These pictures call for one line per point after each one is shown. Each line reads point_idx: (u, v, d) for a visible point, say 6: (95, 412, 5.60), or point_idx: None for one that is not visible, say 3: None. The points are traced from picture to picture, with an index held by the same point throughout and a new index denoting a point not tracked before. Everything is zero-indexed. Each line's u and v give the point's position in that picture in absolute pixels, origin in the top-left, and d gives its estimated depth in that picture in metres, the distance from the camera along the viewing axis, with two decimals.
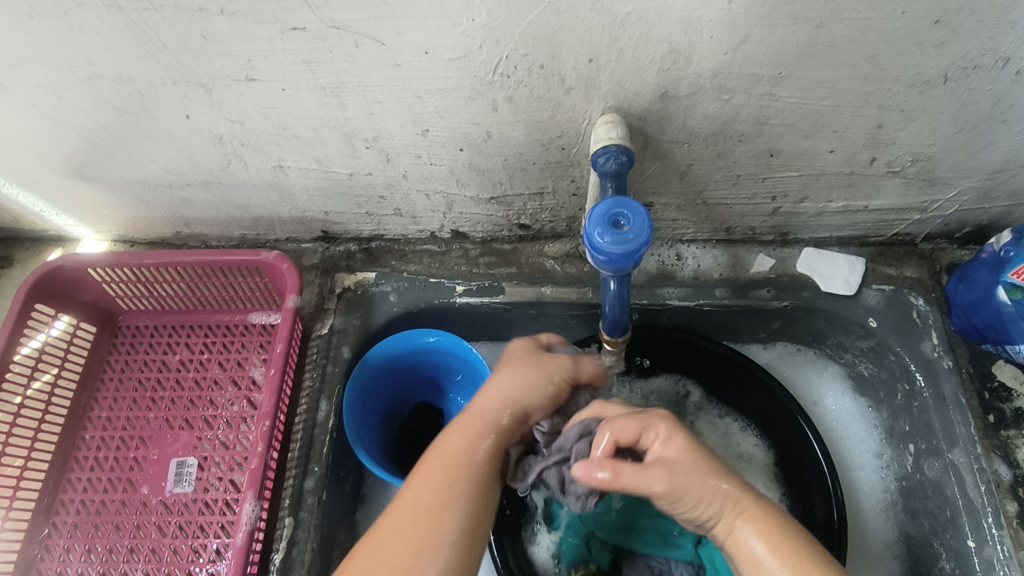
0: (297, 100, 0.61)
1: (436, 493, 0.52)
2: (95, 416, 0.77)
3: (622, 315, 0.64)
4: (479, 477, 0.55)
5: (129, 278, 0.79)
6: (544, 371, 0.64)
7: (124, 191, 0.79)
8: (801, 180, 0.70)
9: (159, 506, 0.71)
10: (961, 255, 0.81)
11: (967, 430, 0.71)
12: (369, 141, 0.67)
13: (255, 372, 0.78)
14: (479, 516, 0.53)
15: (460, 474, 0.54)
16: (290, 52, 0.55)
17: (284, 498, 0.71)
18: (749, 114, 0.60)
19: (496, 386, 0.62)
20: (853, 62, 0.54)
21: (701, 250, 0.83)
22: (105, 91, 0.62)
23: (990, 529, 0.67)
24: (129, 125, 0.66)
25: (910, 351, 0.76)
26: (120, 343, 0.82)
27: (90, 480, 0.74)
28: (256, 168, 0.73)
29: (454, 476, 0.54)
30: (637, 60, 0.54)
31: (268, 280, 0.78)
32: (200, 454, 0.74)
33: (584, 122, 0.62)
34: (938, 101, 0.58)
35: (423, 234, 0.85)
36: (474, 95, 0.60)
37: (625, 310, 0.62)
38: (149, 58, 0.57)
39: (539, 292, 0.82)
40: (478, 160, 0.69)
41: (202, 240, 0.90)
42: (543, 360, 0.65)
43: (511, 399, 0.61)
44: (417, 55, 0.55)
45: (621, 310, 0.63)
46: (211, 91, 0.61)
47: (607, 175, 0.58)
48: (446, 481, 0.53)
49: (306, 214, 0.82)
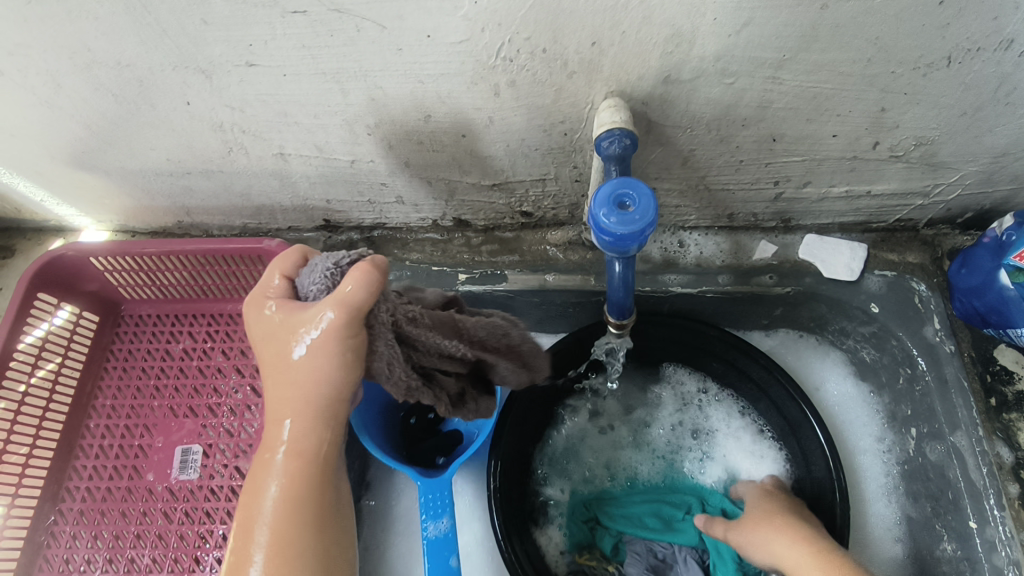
0: (297, 85, 0.61)
1: (269, 562, 0.45)
2: (100, 404, 0.78)
3: (628, 298, 0.64)
4: (305, 511, 0.46)
5: (131, 268, 0.79)
6: (328, 338, 0.44)
7: (125, 179, 0.79)
8: (804, 165, 0.70)
9: (165, 493, 0.72)
10: (963, 240, 0.81)
11: (969, 413, 0.71)
12: (370, 128, 0.67)
13: (259, 360, 0.78)
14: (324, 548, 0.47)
15: (285, 533, 0.45)
16: (290, 37, 0.55)
17: None
18: (753, 98, 0.60)
19: (274, 402, 0.47)
20: (857, 43, 0.53)
21: (704, 236, 0.83)
22: (104, 77, 0.61)
23: (991, 511, 0.68)
24: (129, 113, 0.66)
25: (912, 336, 0.76)
26: (124, 332, 0.82)
27: (95, 468, 0.74)
28: (257, 156, 0.73)
29: (285, 522, 0.46)
30: (641, 43, 0.54)
31: (270, 268, 0.78)
32: (205, 442, 0.74)
33: (587, 107, 0.62)
34: (942, 84, 0.58)
35: (425, 223, 0.85)
36: (476, 80, 0.59)
37: (629, 293, 0.62)
38: (148, 43, 0.57)
39: (541, 280, 0.82)
40: (480, 147, 0.69)
41: (204, 229, 0.90)
42: (298, 325, 0.45)
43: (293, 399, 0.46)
44: (418, 39, 0.55)
45: (626, 293, 0.63)
46: (211, 76, 0.61)
47: (610, 159, 0.58)
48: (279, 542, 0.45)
49: (307, 202, 0.82)
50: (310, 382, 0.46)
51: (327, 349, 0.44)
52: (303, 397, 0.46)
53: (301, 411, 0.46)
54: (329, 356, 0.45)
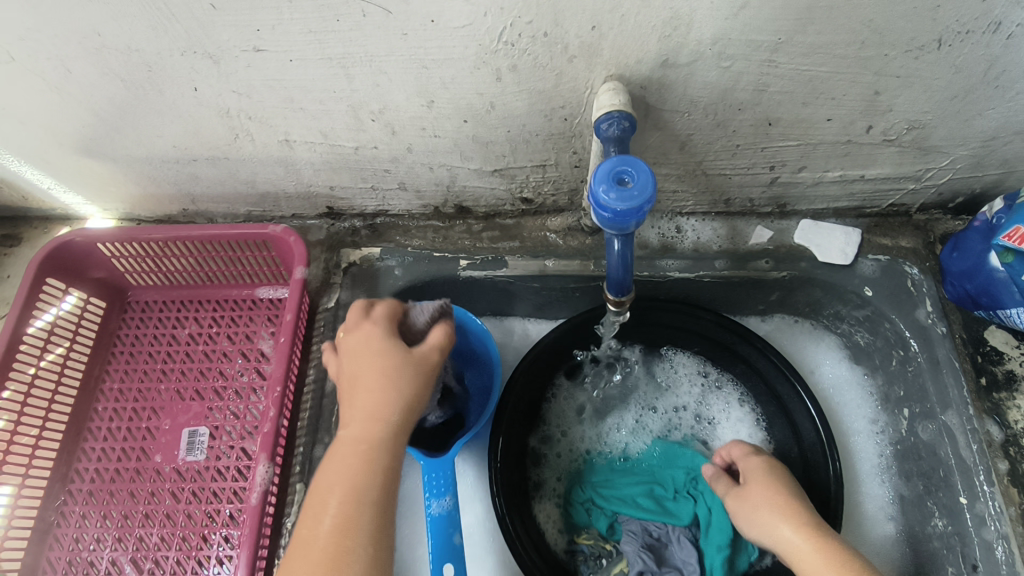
0: (304, 71, 0.62)
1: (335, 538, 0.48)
2: (107, 387, 0.79)
3: (627, 277, 0.65)
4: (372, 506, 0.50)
5: (138, 254, 0.80)
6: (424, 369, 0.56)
7: (131, 167, 0.80)
8: (799, 150, 0.72)
9: (173, 474, 0.73)
10: (955, 225, 0.83)
11: (960, 392, 0.73)
12: (374, 113, 0.68)
13: (264, 345, 0.80)
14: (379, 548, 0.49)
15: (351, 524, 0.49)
16: (297, 21, 0.56)
17: (296, 465, 0.73)
18: (749, 82, 0.62)
19: (359, 410, 0.53)
20: (851, 26, 0.55)
21: (701, 222, 0.84)
22: (113, 62, 0.62)
23: (981, 486, 0.69)
24: (137, 99, 0.67)
25: (905, 318, 0.78)
26: (130, 318, 0.84)
27: (103, 450, 0.75)
28: (262, 143, 0.74)
29: (352, 511, 0.49)
30: (639, 27, 0.56)
31: (275, 253, 0.79)
32: (212, 424, 0.75)
33: (587, 91, 0.64)
34: (933, 67, 0.59)
35: (427, 210, 0.87)
36: (479, 65, 0.61)
37: (628, 271, 0.63)
38: (158, 28, 0.58)
39: (541, 265, 0.83)
40: (481, 132, 0.71)
41: (208, 217, 0.91)
42: (395, 353, 0.56)
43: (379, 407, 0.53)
44: (423, 23, 0.56)
45: (624, 272, 0.63)
46: (219, 62, 0.62)
47: (609, 141, 0.59)
48: (342, 531, 0.48)
49: (311, 189, 0.83)
50: (391, 392, 0.53)
51: (418, 375, 0.55)
52: (388, 408, 0.53)
53: (382, 417, 0.53)
54: (412, 377, 0.55)
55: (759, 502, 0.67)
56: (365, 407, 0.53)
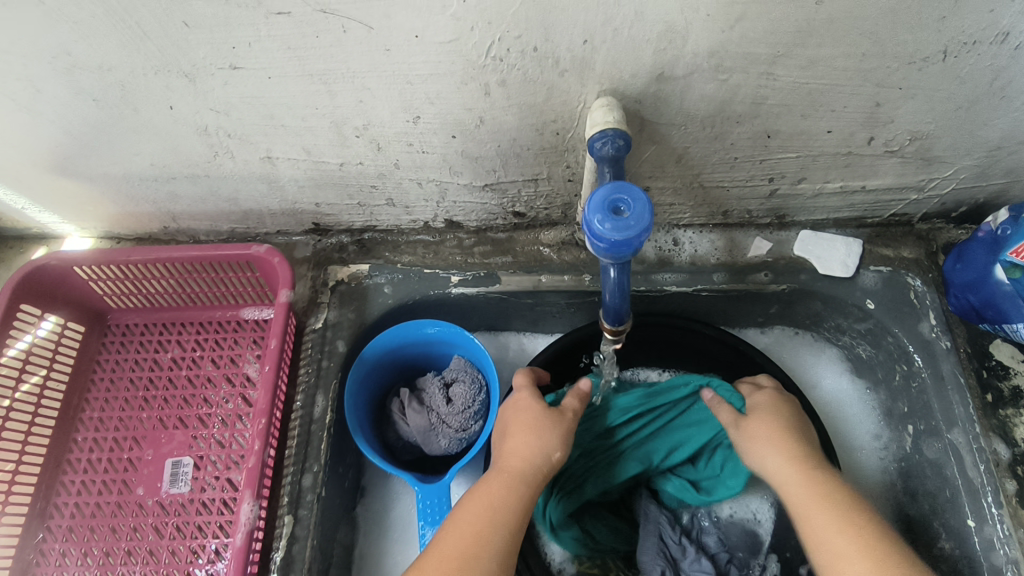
0: (283, 88, 0.60)
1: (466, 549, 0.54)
2: (87, 417, 0.76)
3: (623, 303, 0.62)
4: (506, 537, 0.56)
5: (116, 276, 0.77)
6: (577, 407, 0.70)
7: (108, 186, 0.77)
8: (799, 161, 0.70)
9: (156, 507, 0.70)
10: (958, 234, 0.81)
11: (966, 410, 0.71)
12: (359, 130, 0.65)
13: (250, 369, 0.77)
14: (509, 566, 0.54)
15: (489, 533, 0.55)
16: (275, 38, 0.54)
17: (283, 496, 0.70)
18: (747, 95, 0.59)
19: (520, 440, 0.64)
20: (852, 38, 0.53)
21: (698, 235, 0.82)
22: (84, 82, 0.60)
23: (989, 508, 0.67)
24: (111, 118, 0.65)
25: (908, 332, 0.76)
26: (110, 342, 0.81)
27: (84, 483, 0.72)
28: (243, 160, 0.71)
29: (487, 531, 0.55)
30: (633, 40, 0.53)
31: (259, 275, 0.77)
32: (196, 454, 0.73)
33: (579, 106, 0.61)
34: (937, 78, 0.57)
35: (416, 225, 0.84)
36: (466, 80, 0.58)
37: (625, 298, 0.61)
38: (128, 46, 0.55)
39: (535, 281, 0.80)
40: (471, 147, 0.68)
41: (191, 236, 0.88)
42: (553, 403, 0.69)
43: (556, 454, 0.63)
44: (407, 39, 0.54)
45: (621, 298, 0.61)
46: (194, 80, 0.59)
47: (603, 160, 0.56)
48: (478, 537, 0.55)
49: (296, 206, 0.80)
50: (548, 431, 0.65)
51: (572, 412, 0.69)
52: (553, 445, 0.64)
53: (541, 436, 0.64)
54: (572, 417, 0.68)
55: (762, 440, 0.66)
56: (543, 442, 0.64)
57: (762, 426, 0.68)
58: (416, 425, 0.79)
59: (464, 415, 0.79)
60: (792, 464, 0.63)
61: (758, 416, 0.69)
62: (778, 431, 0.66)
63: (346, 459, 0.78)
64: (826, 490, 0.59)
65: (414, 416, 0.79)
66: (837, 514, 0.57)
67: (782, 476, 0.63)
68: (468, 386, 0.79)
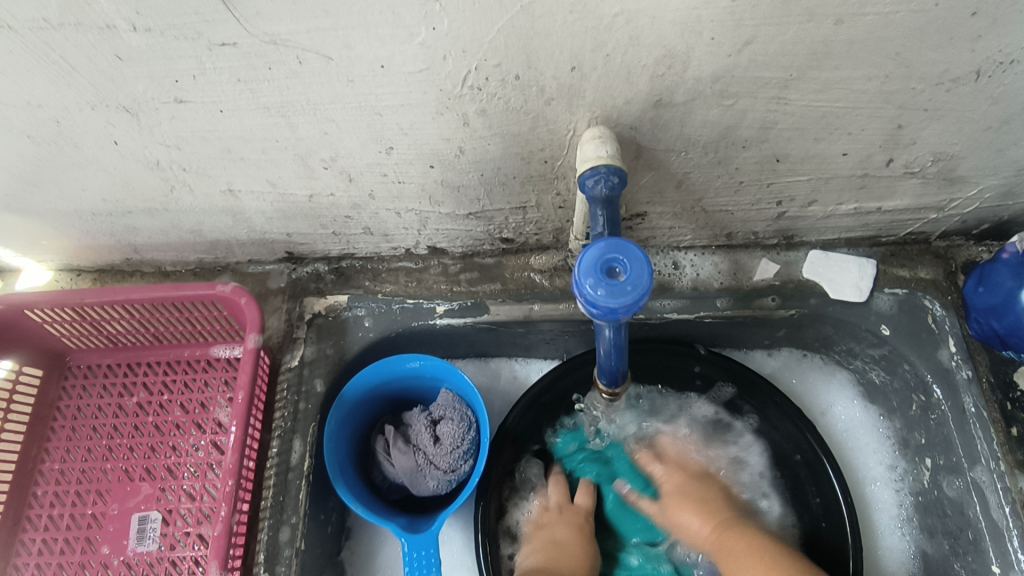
0: (238, 121, 0.54)
1: None
2: (47, 469, 0.71)
3: (620, 363, 0.60)
4: None
5: (73, 317, 0.72)
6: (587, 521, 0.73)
7: (60, 221, 0.71)
8: (810, 184, 0.64)
9: (122, 568, 0.66)
10: (978, 252, 0.76)
11: (989, 446, 0.66)
12: (327, 162, 0.59)
13: (220, 414, 0.72)
14: None
15: None
16: (222, 70, 0.48)
17: (258, 553, 0.65)
18: (755, 120, 0.53)
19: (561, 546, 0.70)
20: (874, 59, 0.47)
21: (700, 257, 0.76)
22: (15, 119, 0.53)
23: (1016, 554, 0.62)
24: (50, 155, 0.58)
25: (926, 361, 0.70)
26: (71, 386, 0.75)
27: (45, 541, 0.68)
28: (203, 193, 0.65)
29: None
30: (627, 67, 0.47)
31: (227, 313, 0.72)
32: (164, 508, 0.68)
33: (569, 134, 0.55)
34: (966, 99, 0.52)
35: (397, 251, 0.78)
36: (441, 110, 0.52)
37: (621, 357, 0.59)
38: (57, 81, 0.49)
39: (526, 311, 0.74)
40: (451, 176, 0.62)
41: (157, 266, 0.82)
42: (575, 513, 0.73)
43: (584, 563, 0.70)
44: (371, 69, 0.47)
45: (617, 358, 0.59)
46: (137, 115, 0.53)
47: (596, 200, 0.51)
48: None
49: (266, 236, 0.75)
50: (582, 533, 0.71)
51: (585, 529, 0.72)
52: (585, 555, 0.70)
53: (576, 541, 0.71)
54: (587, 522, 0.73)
55: (681, 509, 0.70)
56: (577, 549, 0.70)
57: (674, 493, 0.71)
58: (400, 466, 0.74)
59: (453, 455, 0.73)
60: (710, 527, 0.67)
61: (673, 490, 0.72)
62: (686, 496, 0.70)
63: (327, 504, 0.73)
64: (759, 545, 0.63)
65: (397, 457, 0.74)
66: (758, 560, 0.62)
67: (705, 540, 0.67)
68: (456, 424, 0.73)
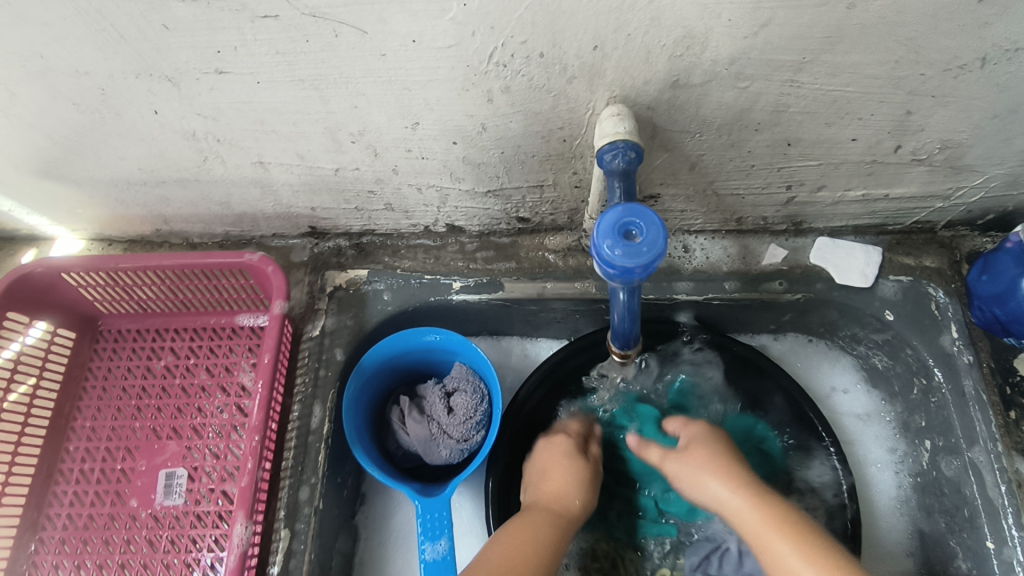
0: (273, 93, 0.56)
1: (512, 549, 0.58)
2: (79, 426, 0.74)
3: (634, 327, 0.63)
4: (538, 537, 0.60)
5: (106, 282, 0.75)
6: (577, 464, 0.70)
7: (96, 189, 0.74)
8: (820, 169, 0.66)
9: (149, 520, 0.69)
10: (983, 242, 0.77)
11: (988, 428, 0.68)
12: (355, 136, 0.62)
13: (244, 378, 0.75)
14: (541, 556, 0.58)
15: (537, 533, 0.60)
16: (262, 42, 0.50)
17: (279, 509, 0.68)
18: (768, 103, 0.56)
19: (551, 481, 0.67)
20: (885, 44, 0.49)
21: (710, 241, 0.78)
22: (62, 86, 0.56)
23: (1010, 530, 0.65)
24: (92, 123, 0.61)
25: (929, 345, 0.72)
26: (102, 349, 0.79)
27: (76, 494, 0.71)
28: (234, 165, 0.68)
29: (517, 530, 0.60)
30: (647, 47, 0.49)
31: (254, 281, 0.75)
32: (190, 465, 0.71)
33: (588, 113, 0.57)
34: (974, 86, 0.53)
35: (416, 229, 0.81)
36: (468, 86, 0.55)
37: (635, 320, 0.62)
38: (105, 49, 0.52)
39: (540, 288, 0.77)
40: (472, 153, 0.64)
41: (184, 238, 0.85)
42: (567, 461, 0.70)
43: (575, 501, 0.66)
44: (403, 43, 0.50)
45: (631, 321, 0.62)
46: (178, 85, 0.56)
47: (614, 173, 0.54)
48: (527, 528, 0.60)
49: (291, 210, 0.77)
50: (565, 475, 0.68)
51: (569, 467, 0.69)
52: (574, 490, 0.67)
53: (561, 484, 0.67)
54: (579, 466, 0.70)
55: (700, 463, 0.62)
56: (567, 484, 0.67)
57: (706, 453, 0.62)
58: (414, 436, 0.77)
59: (466, 425, 0.76)
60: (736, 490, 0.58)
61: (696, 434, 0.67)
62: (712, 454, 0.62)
63: (344, 468, 0.76)
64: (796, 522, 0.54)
65: (412, 427, 0.77)
66: (777, 527, 0.54)
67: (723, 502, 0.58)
68: (469, 396, 0.76)
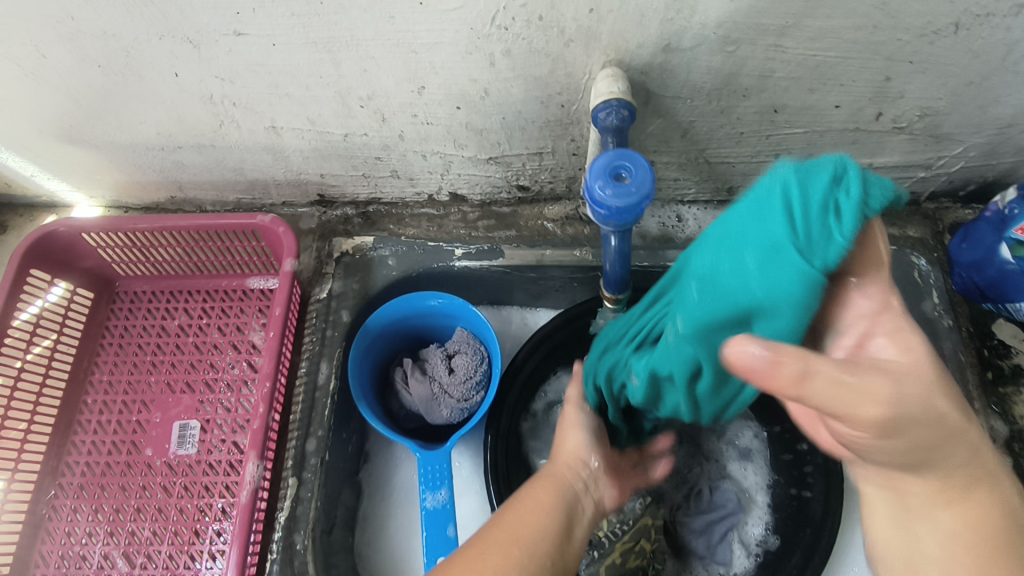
0: (287, 56, 0.60)
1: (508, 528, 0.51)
2: (96, 380, 0.78)
3: (624, 272, 0.66)
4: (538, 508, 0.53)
5: (125, 243, 0.79)
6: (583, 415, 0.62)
7: (114, 154, 0.77)
8: (806, 137, 0.69)
9: (164, 467, 0.72)
10: (965, 214, 0.81)
11: (965, 388, 0.71)
12: (363, 100, 0.65)
13: (255, 336, 0.78)
14: (542, 524, 0.51)
15: (542, 504, 0.53)
16: (279, 4, 0.54)
17: (288, 459, 0.72)
18: (754, 68, 0.59)
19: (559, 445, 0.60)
20: (863, 9, 0.52)
21: (702, 212, 0.82)
22: (89, 48, 0.60)
23: None
24: (115, 86, 0.65)
25: (911, 310, 0.75)
26: (118, 309, 0.82)
27: (94, 443, 0.74)
28: (249, 130, 0.71)
29: (517, 504, 0.54)
30: (640, 11, 0.53)
31: (265, 243, 0.78)
32: (202, 417, 0.74)
33: (584, 77, 0.61)
34: (949, 51, 0.57)
35: (420, 197, 0.84)
36: (471, 49, 0.58)
37: (626, 265, 0.65)
38: (132, 11, 0.55)
39: (539, 255, 0.80)
40: (475, 119, 0.68)
41: (197, 205, 0.88)
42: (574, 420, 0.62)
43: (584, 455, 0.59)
44: (410, 6, 0.53)
45: (622, 266, 0.65)
46: (198, 47, 0.59)
47: (607, 130, 0.57)
48: (532, 501, 0.54)
49: (301, 177, 0.81)
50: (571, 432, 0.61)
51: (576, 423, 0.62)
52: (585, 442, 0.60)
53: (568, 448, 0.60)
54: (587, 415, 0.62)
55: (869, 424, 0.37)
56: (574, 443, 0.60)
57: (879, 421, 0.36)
58: (415, 396, 0.80)
59: (466, 384, 0.78)
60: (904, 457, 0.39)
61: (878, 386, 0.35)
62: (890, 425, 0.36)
63: (349, 425, 0.79)
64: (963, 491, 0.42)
65: (414, 387, 0.80)
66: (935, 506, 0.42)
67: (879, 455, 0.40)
68: (470, 357, 0.79)
